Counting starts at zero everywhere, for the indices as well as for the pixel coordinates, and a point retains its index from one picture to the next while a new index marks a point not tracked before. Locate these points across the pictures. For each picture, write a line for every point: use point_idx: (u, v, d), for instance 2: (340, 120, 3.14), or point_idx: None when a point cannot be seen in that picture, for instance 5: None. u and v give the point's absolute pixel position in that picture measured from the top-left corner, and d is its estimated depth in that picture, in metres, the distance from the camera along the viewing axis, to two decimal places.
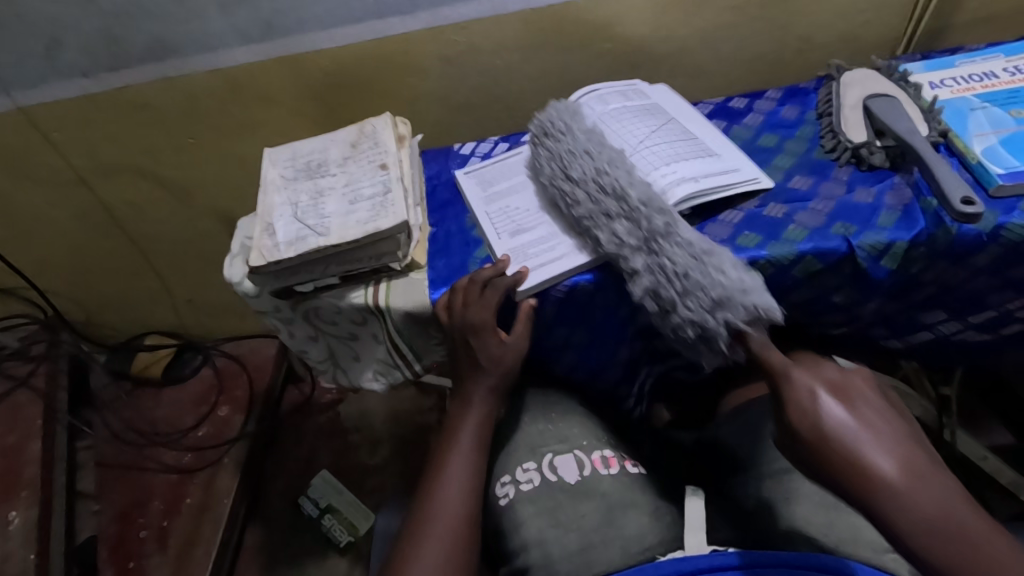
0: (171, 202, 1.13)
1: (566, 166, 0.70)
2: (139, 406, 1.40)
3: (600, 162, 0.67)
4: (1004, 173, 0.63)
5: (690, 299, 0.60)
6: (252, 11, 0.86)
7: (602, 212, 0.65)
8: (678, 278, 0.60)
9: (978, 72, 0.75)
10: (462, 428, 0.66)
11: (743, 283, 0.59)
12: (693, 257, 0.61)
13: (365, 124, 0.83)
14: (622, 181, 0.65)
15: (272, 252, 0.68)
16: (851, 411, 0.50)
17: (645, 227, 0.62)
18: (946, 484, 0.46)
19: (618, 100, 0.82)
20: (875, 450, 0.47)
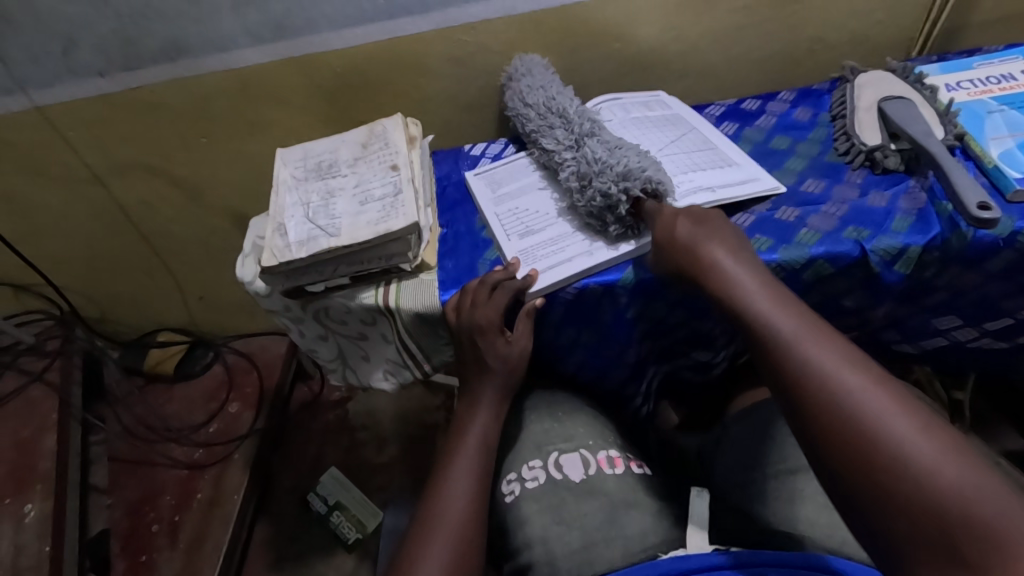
0: (183, 201, 1.14)
1: (524, 96, 0.82)
2: (151, 402, 1.41)
3: (553, 91, 0.81)
4: (1021, 177, 0.62)
5: (603, 175, 0.67)
6: (264, 11, 0.87)
7: (546, 125, 0.77)
8: (596, 161, 0.68)
9: (995, 74, 0.74)
10: (470, 431, 0.65)
11: (643, 164, 0.66)
12: (609, 148, 0.69)
13: (375, 124, 0.84)
14: (566, 104, 0.78)
15: (283, 252, 0.69)
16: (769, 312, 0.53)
17: (577, 131, 0.73)
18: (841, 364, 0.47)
19: (639, 110, 0.83)
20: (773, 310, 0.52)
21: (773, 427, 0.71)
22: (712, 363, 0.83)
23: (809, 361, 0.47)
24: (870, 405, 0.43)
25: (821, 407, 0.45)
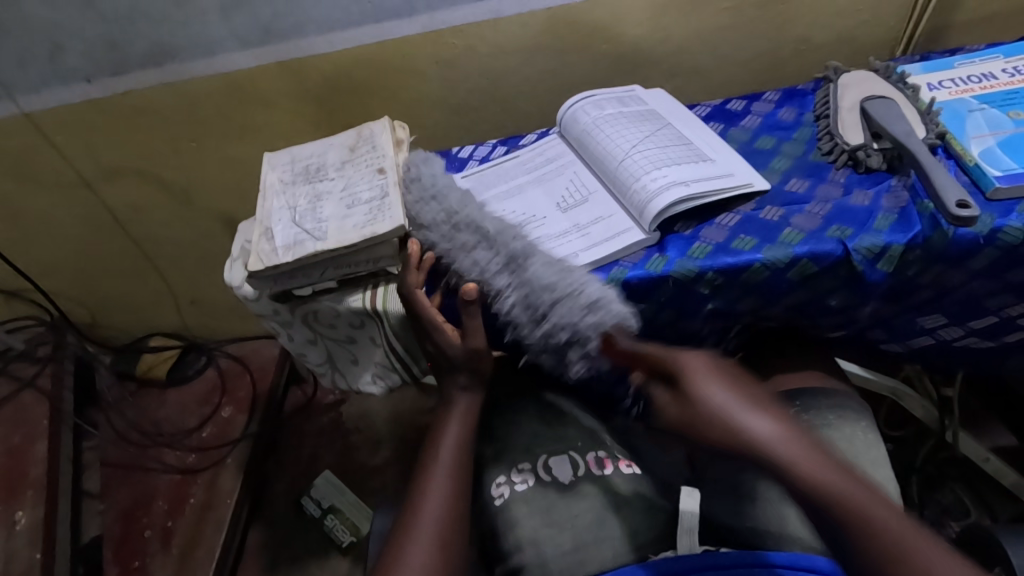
0: (173, 205, 1.14)
1: (411, 189, 0.73)
2: (143, 406, 1.41)
3: (438, 182, 0.73)
4: (1001, 175, 0.62)
5: (560, 307, 0.61)
6: (252, 15, 0.87)
7: (461, 235, 0.68)
8: (548, 291, 0.62)
9: (976, 73, 0.75)
10: (446, 429, 0.64)
11: (601, 295, 0.61)
12: (552, 273, 0.63)
13: (363, 127, 0.84)
14: (475, 216, 0.68)
15: (269, 256, 0.69)
16: (734, 392, 0.48)
17: (503, 251, 0.65)
18: (823, 450, 0.44)
19: (613, 106, 0.82)
20: (787, 442, 0.44)
21: None
22: None
23: (840, 498, 0.42)
24: (918, 558, 0.39)
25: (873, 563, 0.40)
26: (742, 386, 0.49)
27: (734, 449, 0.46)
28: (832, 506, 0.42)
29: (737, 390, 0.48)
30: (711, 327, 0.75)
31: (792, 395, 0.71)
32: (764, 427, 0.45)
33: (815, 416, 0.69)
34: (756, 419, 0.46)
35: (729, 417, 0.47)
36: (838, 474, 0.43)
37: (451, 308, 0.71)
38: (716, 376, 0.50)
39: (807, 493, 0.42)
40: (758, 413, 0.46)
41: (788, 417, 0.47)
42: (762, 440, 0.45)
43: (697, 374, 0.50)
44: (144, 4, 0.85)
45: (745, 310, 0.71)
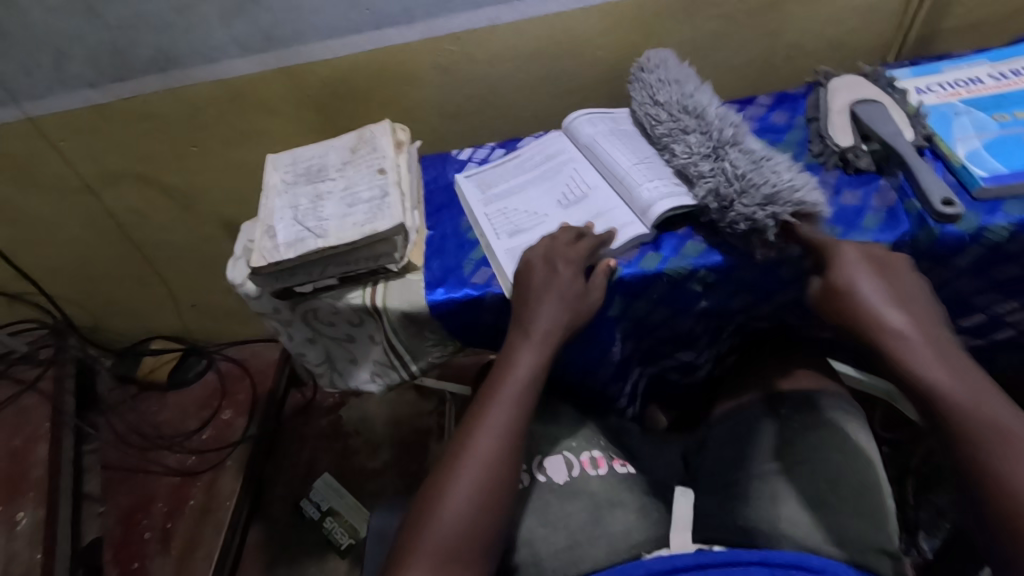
0: (175, 208, 1.15)
1: (654, 93, 0.79)
2: (143, 409, 1.42)
3: (687, 91, 0.78)
4: (986, 175, 0.64)
5: (746, 197, 0.63)
6: (254, 21, 0.88)
7: (681, 127, 0.74)
8: (744, 176, 0.64)
9: (962, 77, 0.76)
10: (513, 371, 0.60)
11: (792, 183, 0.62)
12: (751, 160, 0.67)
13: (364, 130, 0.86)
14: (704, 103, 0.75)
15: (272, 253, 0.70)
16: (881, 282, 0.56)
17: (715, 136, 0.71)
18: (942, 343, 0.53)
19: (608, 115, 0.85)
20: (913, 334, 0.53)
21: (756, 426, 0.72)
22: (696, 365, 0.85)
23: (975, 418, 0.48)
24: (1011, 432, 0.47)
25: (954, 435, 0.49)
26: (894, 280, 0.57)
27: (860, 328, 0.55)
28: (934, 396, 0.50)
29: (886, 286, 0.56)
30: (704, 327, 0.77)
31: (782, 398, 0.73)
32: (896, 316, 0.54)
33: (805, 417, 0.70)
34: (892, 309, 0.54)
35: (864, 301, 0.55)
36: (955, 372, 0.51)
37: (448, 305, 0.72)
38: (868, 271, 0.57)
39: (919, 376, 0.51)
40: (893, 306, 0.54)
41: (925, 313, 0.55)
42: (892, 328, 0.54)
43: (855, 269, 0.57)
44: (149, 12, 0.87)
45: (737, 307, 0.73)
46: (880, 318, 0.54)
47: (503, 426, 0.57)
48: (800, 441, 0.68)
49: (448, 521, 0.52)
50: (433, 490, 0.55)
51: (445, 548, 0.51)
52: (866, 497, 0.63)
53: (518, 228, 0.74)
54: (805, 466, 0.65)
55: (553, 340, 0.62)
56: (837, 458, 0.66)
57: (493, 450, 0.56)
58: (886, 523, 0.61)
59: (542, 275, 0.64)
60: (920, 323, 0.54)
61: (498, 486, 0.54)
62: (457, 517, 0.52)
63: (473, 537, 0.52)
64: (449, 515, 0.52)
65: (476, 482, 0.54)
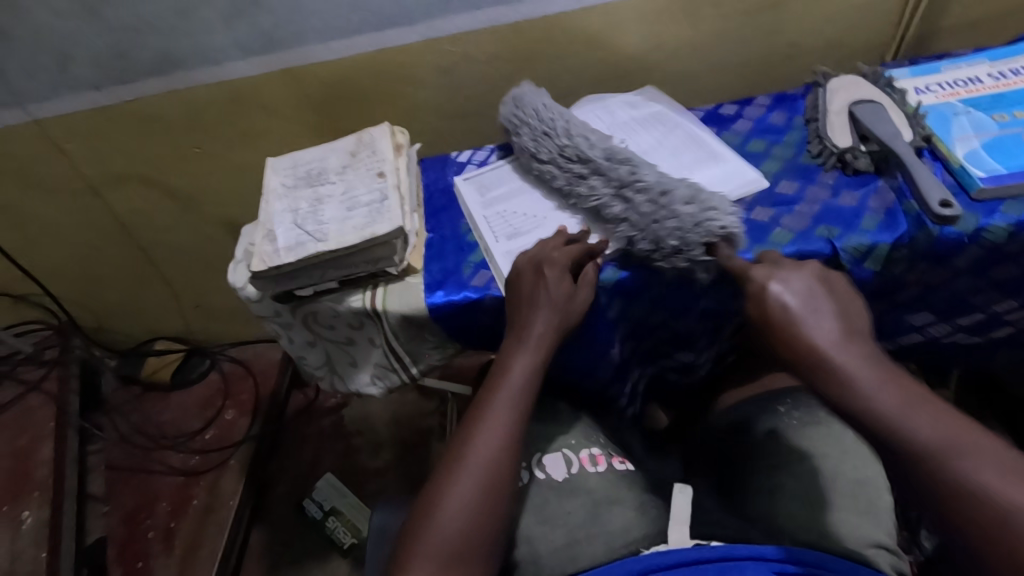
0: (177, 209, 1.16)
1: (548, 129, 0.76)
2: (147, 410, 1.43)
3: (557, 120, 0.76)
4: (984, 176, 0.64)
5: (659, 247, 0.65)
6: (254, 24, 0.89)
7: (570, 170, 0.73)
8: (645, 224, 0.65)
9: (962, 77, 0.76)
10: (510, 376, 0.61)
11: (694, 218, 0.63)
12: (651, 201, 0.66)
13: (363, 133, 0.86)
14: (582, 145, 0.73)
15: (272, 258, 0.71)
16: (803, 300, 0.52)
17: (614, 177, 0.69)
18: (876, 357, 0.48)
19: (622, 112, 0.84)
20: (840, 354, 0.48)
21: (757, 423, 0.71)
22: (696, 365, 0.85)
23: (925, 438, 0.44)
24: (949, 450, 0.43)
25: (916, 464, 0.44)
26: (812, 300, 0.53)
27: (796, 356, 0.50)
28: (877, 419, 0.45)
29: (805, 303, 0.52)
30: (704, 327, 0.77)
31: (781, 393, 0.73)
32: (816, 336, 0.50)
33: (803, 414, 0.70)
34: (816, 326, 0.50)
35: (788, 330, 0.51)
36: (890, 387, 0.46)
37: (448, 308, 0.72)
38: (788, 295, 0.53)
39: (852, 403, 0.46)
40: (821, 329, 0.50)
41: (855, 327, 0.51)
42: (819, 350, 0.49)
43: (777, 291, 0.53)
44: (151, 15, 0.87)
45: (737, 308, 0.73)
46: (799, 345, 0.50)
47: (500, 432, 0.57)
48: (799, 437, 0.68)
49: (447, 529, 0.52)
50: (430, 498, 0.55)
51: (444, 555, 0.51)
52: (861, 492, 0.63)
53: (517, 231, 0.75)
54: (804, 463, 0.66)
55: (548, 346, 0.62)
56: (834, 454, 0.66)
57: (489, 457, 0.56)
58: (883, 518, 0.61)
59: (530, 283, 0.65)
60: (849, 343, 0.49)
61: (496, 492, 0.55)
62: (456, 525, 0.52)
63: (473, 544, 0.52)
64: (448, 523, 0.52)
65: (474, 490, 0.54)
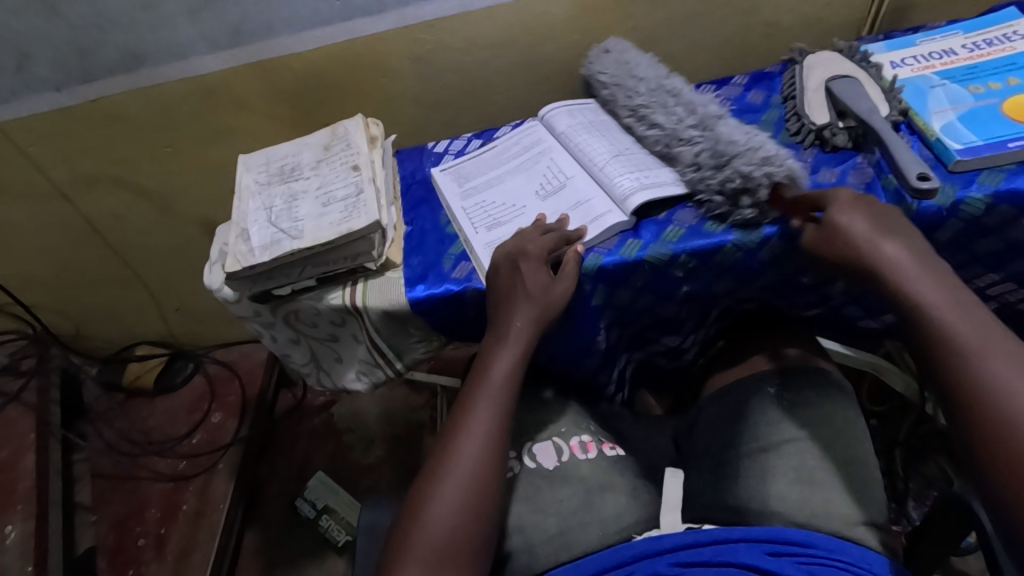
0: (152, 210, 1.13)
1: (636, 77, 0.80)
2: (132, 416, 1.41)
3: (661, 73, 0.79)
4: (961, 148, 0.64)
5: (743, 157, 0.63)
6: (221, 17, 0.86)
7: (662, 104, 0.75)
8: (723, 141, 0.66)
9: (937, 50, 0.76)
10: (491, 373, 0.60)
11: (783, 152, 0.64)
12: (742, 132, 0.67)
13: (337, 126, 0.84)
14: (682, 87, 0.76)
15: (246, 257, 0.69)
16: (867, 218, 0.58)
17: (700, 111, 0.71)
18: (931, 272, 0.54)
19: (604, 114, 0.84)
20: (907, 266, 0.55)
21: (746, 404, 0.70)
22: (682, 349, 0.84)
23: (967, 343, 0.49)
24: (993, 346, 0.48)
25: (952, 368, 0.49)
26: (882, 218, 0.58)
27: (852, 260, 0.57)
28: (926, 318, 0.52)
29: (874, 221, 0.58)
30: (688, 312, 0.75)
31: (772, 374, 0.71)
32: (881, 248, 0.56)
33: (793, 395, 0.69)
34: (882, 244, 0.56)
35: (851, 238, 0.57)
36: (957, 301, 0.52)
37: (430, 302, 0.71)
38: (858, 209, 0.59)
39: (911, 300, 0.53)
40: (886, 238, 0.56)
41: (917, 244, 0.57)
42: (885, 258, 0.56)
43: (840, 206, 0.59)
44: (112, 10, 0.85)
45: (720, 292, 0.72)
46: (860, 252, 0.56)
47: (486, 429, 0.57)
48: (788, 417, 0.67)
49: (436, 533, 0.51)
50: (418, 501, 0.54)
51: (435, 558, 0.50)
52: (849, 470, 0.63)
53: (497, 221, 0.74)
54: (792, 443, 0.65)
55: (528, 340, 0.62)
56: (822, 434, 0.65)
57: (475, 456, 0.55)
58: (877, 496, 0.61)
59: (508, 278, 0.64)
60: (915, 253, 0.56)
61: (485, 491, 0.54)
62: (447, 527, 0.51)
63: (464, 545, 0.52)
64: (439, 526, 0.52)
65: (462, 491, 0.53)
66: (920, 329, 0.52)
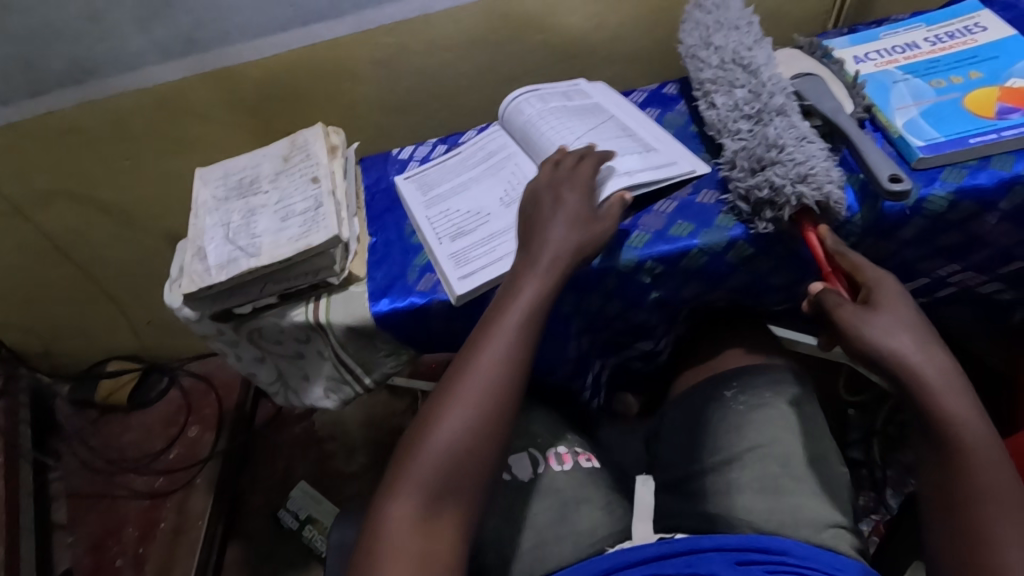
0: (113, 224, 1.09)
1: (709, 36, 0.76)
2: (106, 433, 1.38)
3: (747, 42, 0.73)
4: (924, 145, 0.63)
5: (781, 168, 0.60)
6: (171, 26, 0.83)
7: (729, 82, 0.71)
8: (770, 142, 0.63)
9: (900, 43, 0.75)
10: (514, 306, 0.58)
11: (829, 170, 0.60)
12: (795, 136, 0.63)
13: (297, 136, 0.82)
14: (759, 61, 0.71)
15: (202, 277, 0.67)
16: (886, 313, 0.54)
17: (764, 99, 0.67)
18: (947, 383, 0.51)
19: (558, 100, 0.81)
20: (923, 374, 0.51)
21: (704, 411, 0.70)
22: (657, 352, 0.82)
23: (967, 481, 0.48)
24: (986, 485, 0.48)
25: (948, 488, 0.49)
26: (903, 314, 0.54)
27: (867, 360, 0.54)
28: (954, 429, 0.49)
29: (894, 317, 0.53)
30: (659, 317, 0.74)
31: (727, 377, 0.71)
32: (910, 349, 0.52)
33: (749, 398, 0.68)
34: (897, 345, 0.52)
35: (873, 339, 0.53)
36: (983, 422, 0.50)
37: (394, 316, 0.69)
38: (883, 303, 0.54)
39: (938, 411, 0.50)
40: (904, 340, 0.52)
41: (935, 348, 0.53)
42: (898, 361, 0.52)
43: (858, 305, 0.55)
44: (56, 21, 0.81)
45: (689, 296, 0.71)
46: (888, 348, 0.52)
47: (499, 360, 0.56)
48: (754, 423, 0.67)
49: (431, 459, 0.52)
50: (422, 422, 0.55)
51: (426, 480, 0.51)
52: (817, 471, 0.63)
53: (461, 230, 0.72)
54: (754, 451, 0.65)
55: (559, 273, 0.59)
56: (791, 439, 0.65)
57: (482, 389, 0.55)
58: (840, 496, 0.62)
59: None
60: (932, 359, 0.52)
61: (488, 425, 0.54)
62: (443, 454, 0.52)
63: (458, 474, 0.52)
64: (436, 450, 0.52)
65: (464, 420, 0.53)
66: (943, 437, 0.50)
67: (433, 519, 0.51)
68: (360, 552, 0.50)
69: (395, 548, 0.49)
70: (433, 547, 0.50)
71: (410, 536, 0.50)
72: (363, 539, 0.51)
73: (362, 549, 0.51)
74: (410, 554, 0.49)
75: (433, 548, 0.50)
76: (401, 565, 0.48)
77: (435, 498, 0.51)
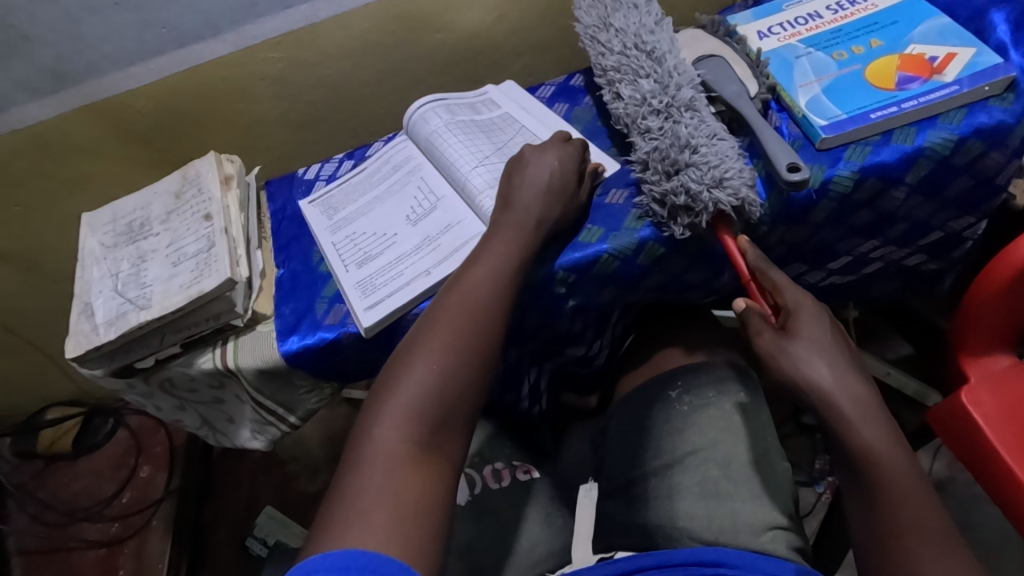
0: (19, 272, 1.03)
1: (608, 18, 0.72)
2: (54, 483, 1.32)
3: (648, 24, 0.70)
4: (826, 124, 0.61)
5: (696, 171, 0.58)
6: (34, 61, 0.77)
7: (634, 69, 0.67)
8: (683, 143, 0.60)
9: (802, 15, 0.73)
10: (486, 256, 0.57)
11: (742, 172, 0.58)
12: (705, 134, 0.61)
13: (189, 167, 0.77)
14: (663, 47, 0.67)
15: (91, 337, 0.64)
16: (810, 340, 0.52)
17: (672, 93, 0.64)
18: (876, 418, 0.49)
19: (465, 112, 0.77)
20: (844, 403, 0.49)
21: (648, 413, 0.67)
22: (591, 356, 0.79)
23: (896, 521, 0.45)
24: (924, 527, 0.44)
25: (884, 531, 0.45)
26: (830, 347, 0.51)
27: (790, 389, 0.52)
28: (871, 462, 0.47)
29: (824, 349, 0.51)
30: (582, 322, 0.72)
31: (673, 375, 0.68)
32: (826, 375, 0.50)
33: (694, 398, 0.65)
34: (817, 370, 0.50)
35: (797, 369, 0.51)
36: (901, 449, 0.48)
37: (304, 354, 0.66)
38: (810, 329, 0.52)
39: (856, 443, 0.48)
40: (825, 364, 0.50)
41: (858, 381, 0.50)
42: (820, 389, 0.50)
43: (778, 334, 0.53)
44: None
45: (609, 300, 0.69)
46: (805, 378, 0.50)
47: (471, 305, 0.53)
48: (691, 425, 0.64)
49: (413, 392, 0.48)
50: (401, 359, 0.50)
51: (410, 414, 0.47)
52: (760, 467, 0.60)
53: (367, 256, 0.69)
54: (696, 455, 0.62)
55: (519, 236, 0.58)
56: (727, 440, 0.62)
57: (467, 323, 0.52)
58: (781, 494, 0.58)
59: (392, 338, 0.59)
60: (850, 388, 0.50)
61: (475, 362, 0.50)
62: (423, 389, 0.48)
63: (445, 409, 0.48)
64: (419, 382, 0.48)
65: (446, 352, 0.50)
66: (863, 469, 0.47)
67: (422, 453, 0.45)
68: (335, 491, 0.44)
69: (383, 481, 0.43)
70: (427, 480, 0.44)
71: (398, 470, 0.44)
72: (338, 479, 0.45)
73: (336, 492, 0.44)
74: (396, 492, 0.43)
75: (423, 483, 0.44)
76: (391, 495, 0.43)
77: (422, 433, 0.46)
